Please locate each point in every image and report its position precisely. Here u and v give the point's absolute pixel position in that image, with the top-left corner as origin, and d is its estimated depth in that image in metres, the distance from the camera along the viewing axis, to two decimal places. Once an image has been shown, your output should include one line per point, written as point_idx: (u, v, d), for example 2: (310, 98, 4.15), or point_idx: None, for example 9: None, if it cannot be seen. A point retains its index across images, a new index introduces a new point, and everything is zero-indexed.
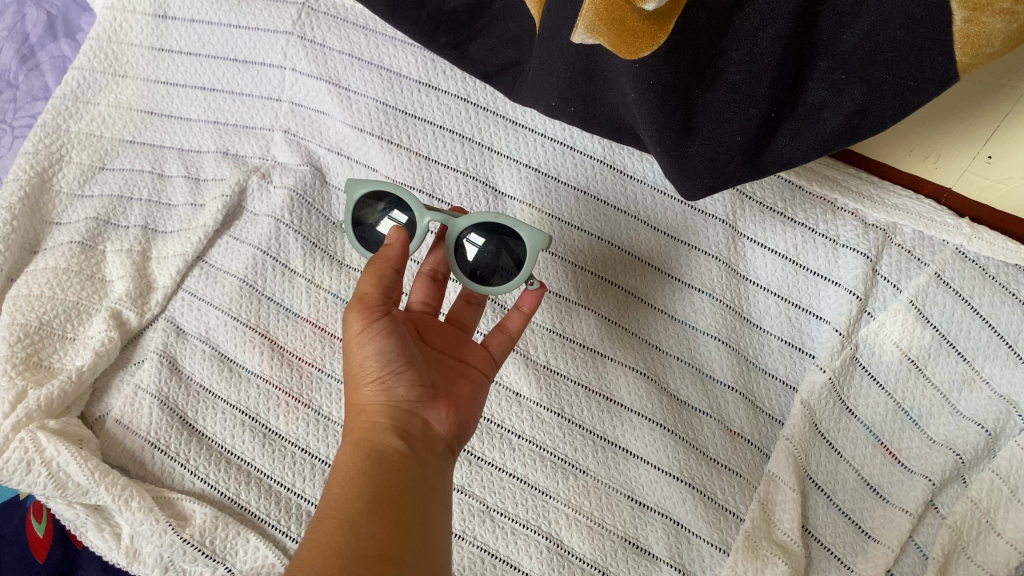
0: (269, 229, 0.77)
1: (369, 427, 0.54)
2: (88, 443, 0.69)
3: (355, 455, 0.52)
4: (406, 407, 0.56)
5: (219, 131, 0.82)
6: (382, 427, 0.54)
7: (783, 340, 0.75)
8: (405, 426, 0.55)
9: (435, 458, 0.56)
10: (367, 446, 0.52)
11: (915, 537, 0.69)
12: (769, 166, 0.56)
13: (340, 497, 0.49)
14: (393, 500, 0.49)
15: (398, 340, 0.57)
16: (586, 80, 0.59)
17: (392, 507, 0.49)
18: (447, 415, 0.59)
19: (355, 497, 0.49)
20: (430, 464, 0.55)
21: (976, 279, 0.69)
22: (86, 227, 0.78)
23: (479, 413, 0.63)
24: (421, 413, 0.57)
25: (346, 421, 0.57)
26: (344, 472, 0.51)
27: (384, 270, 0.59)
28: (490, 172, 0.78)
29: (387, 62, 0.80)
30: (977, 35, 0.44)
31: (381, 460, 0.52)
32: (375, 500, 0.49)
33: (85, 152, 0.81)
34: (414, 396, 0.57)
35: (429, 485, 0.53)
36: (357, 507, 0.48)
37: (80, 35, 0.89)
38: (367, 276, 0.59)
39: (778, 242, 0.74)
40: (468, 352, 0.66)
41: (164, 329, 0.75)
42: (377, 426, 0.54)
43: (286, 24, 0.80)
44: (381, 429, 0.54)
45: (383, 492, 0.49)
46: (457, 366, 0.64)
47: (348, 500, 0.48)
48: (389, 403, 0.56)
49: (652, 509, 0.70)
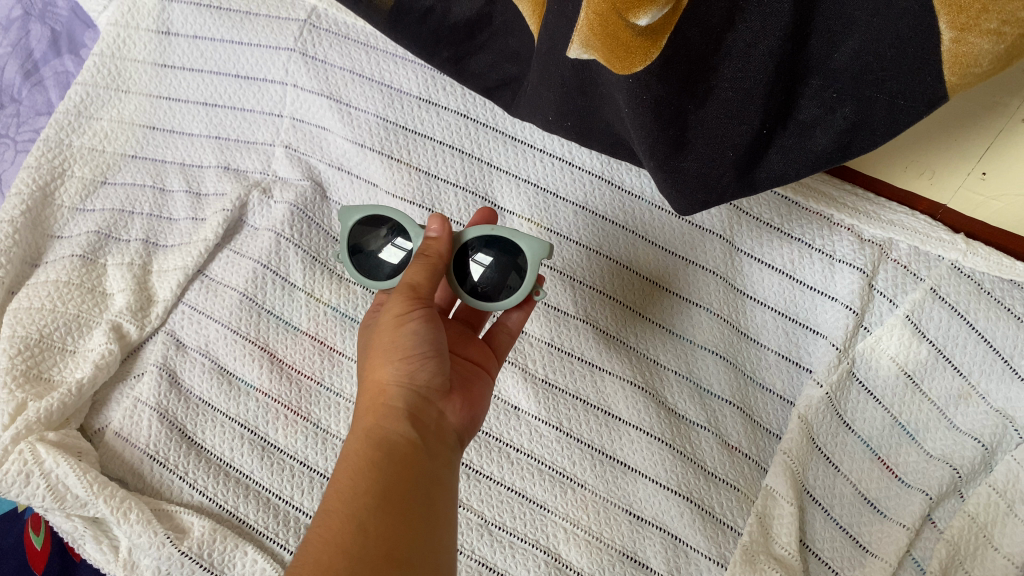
0: (269, 242, 0.78)
1: (384, 411, 0.53)
2: (87, 455, 0.69)
3: (367, 440, 0.51)
4: (424, 396, 0.56)
5: (221, 146, 0.83)
6: (396, 414, 0.53)
7: (780, 354, 0.75)
8: (420, 416, 0.55)
9: (444, 450, 0.55)
10: (382, 433, 0.52)
11: (914, 552, 0.69)
12: (761, 183, 0.58)
13: (349, 489, 0.48)
14: (402, 495, 0.49)
15: (432, 331, 0.57)
16: (582, 95, 0.60)
17: (401, 502, 0.48)
18: (456, 411, 0.59)
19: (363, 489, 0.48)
20: (440, 457, 0.54)
21: (972, 293, 0.70)
22: (88, 240, 0.78)
23: (481, 415, 0.63)
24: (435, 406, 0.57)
25: (360, 397, 0.56)
26: (355, 458, 0.50)
27: (435, 264, 0.61)
28: (488, 187, 0.79)
29: (388, 78, 0.81)
30: (965, 55, 0.45)
31: (395, 448, 0.51)
32: (384, 495, 0.48)
33: (87, 166, 0.82)
34: (430, 386, 0.57)
35: (437, 478, 0.52)
36: (365, 500, 0.48)
37: (84, 51, 0.90)
38: (417, 266, 0.60)
39: (774, 257, 0.75)
40: (474, 349, 0.67)
41: (164, 343, 0.75)
42: (391, 409, 0.53)
43: (288, 41, 0.81)
44: (398, 417, 0.53)
45: (392, 488, 0.49)
46: (468, 365, 0.65)
47: (356, 494, 0.48)
48: (409, 390, 0.55)
49: (649, 523, 0.70)
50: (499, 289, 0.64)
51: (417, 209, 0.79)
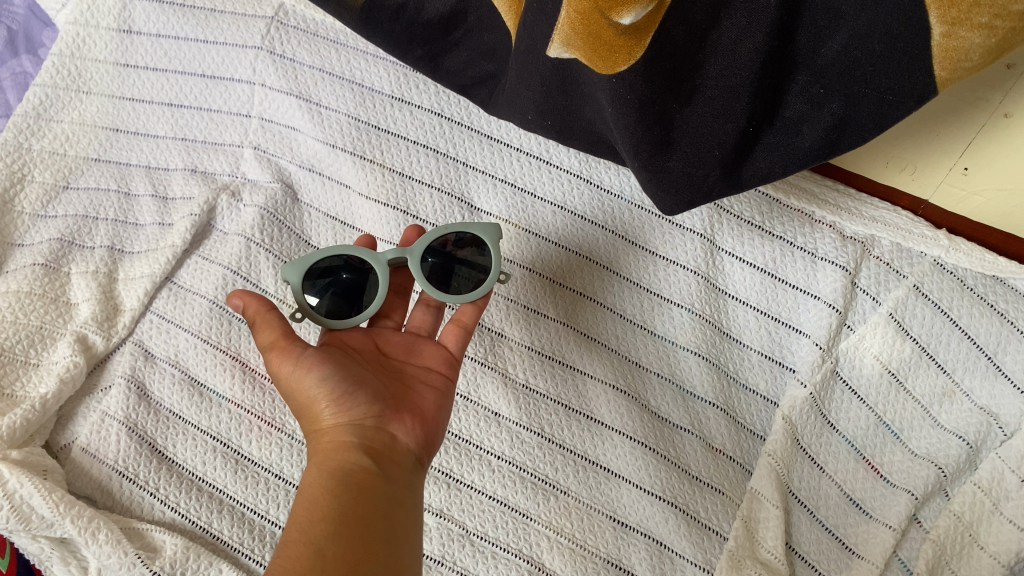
0: (239, 247, 0.76)
1: (333, 446, 0.52)
2: (53, 473, 0.66)
3: (320, 475, 0.51)
4: (373, 424, 0.55)
5: (187, 148, 0.80)
6: (346, 445, 0.52)
7: (763, 354, 0.74)
8: (371, 443, 0.54)
9: (403, 473, 0.54)
10: (332, 467, 0.51)
11: (900, 553, 0.68)
12: (747, 181, 0.57)
13: (306, 519, 0.47)
14: (361, 520, 0.48)
15: (336, 363, 0.55)
16: (561, 95, 0.59)
17: (359, 525, 0.47)
18: (413, 427, 0.57)
19: (317, 520, 0.47)
20: (401, 480, 0.53)
21: (955, 290, 0.70)
22: (50, 248, 0.75)
23: (447, 419, 0.61)
24: (388, 427, 0.55)
25: (310, 445, 0.55)
26: (310, 494, 0.49)
27: (270, 313, 0.57)
28: (465, 188, 0.77)
29: (359, 77, 0.79)
30: (955, 50, 0.45)
31: (347, 477, 0.50)
32: (341, 520, 0.47)
33: (48, 171, 0.78)
34: (377, 412, 0.55)
35: (397, 501, 0.51)
36: (322, 529, 0.47)
37: (42, 51, 0.86)
38: (263, 329, 0.56)
39: (756, 256, 0.74)
40: (431, 355, 0.64)
41: (131, 354, 0.72)
42: (337, 445, 0.52)
43: (255, 39, 0.79)
44: (345, 449, 0.52)
45: (350, 513, 0.48)
46: (427, 373, 0.62)
47: (312, 523, 0.47)
48: (348, 423, 0.54)
49: (634, 529, 0.69)
50: (465, 283, 0.65)
51: (392, 210, 0.76)
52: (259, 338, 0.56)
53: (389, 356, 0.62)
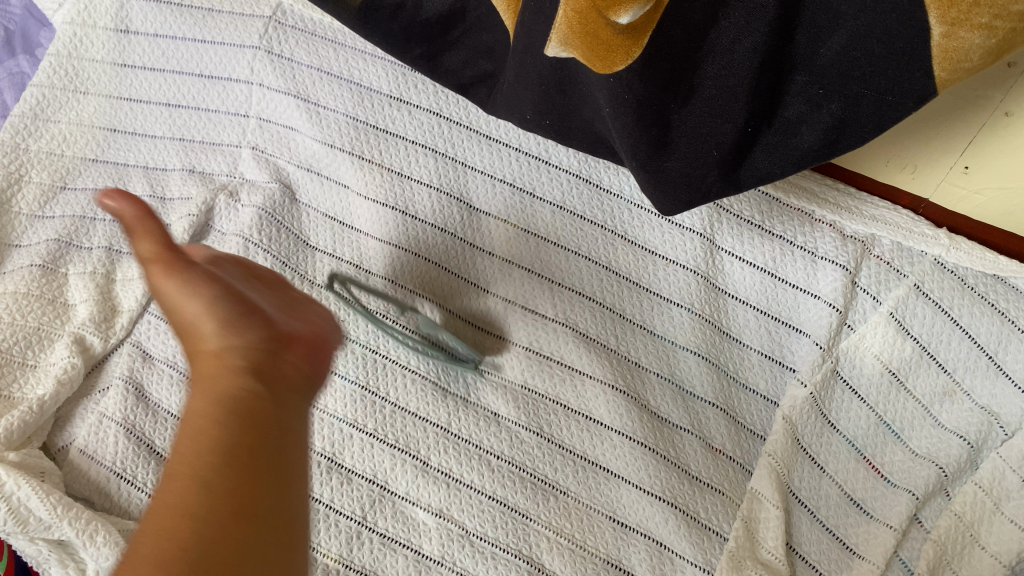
0: (237, 248, 0.75)
1: (215, 371, 0.39)
2: (51, 475, 0.66)
3: (206, 403, 0.37)
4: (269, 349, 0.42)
5: (185, 148, 0.80)
6: (230, 369, 0.39)
7: (763, 353, 0.74)
8: (269, 371, 0.40)
9: (299, 400, 0.42)
10: (210, 391, 0.38)
11: (900, 553, 0.68)
12: (746, 181, 0.57)
13: (198, 444, 0.36)
14: (252, 447, 0.37)
15: (223, 288, 0.44)
16: (560, 93, 0.58)
17: (251, 465, 0.36)
18: (309, 361, 0.44)
19: (193, 460, 0.35)
20: (294, 407, 0.41)
21: (956, 290, 0.69)
22: (47, 249, 0.75)
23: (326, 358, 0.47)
24: (283, 360, 0.42)
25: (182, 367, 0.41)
26: (193, 422, 0.37)
27: (155, 219, 0.45)
28: (463, 188, 0.77)
29: (357, 76, 0.78)
30: (955, 50, 0.45)
31: (229, 405, 0.37)
32: (228, 439, 0.36)
33: (46, 171, 0.78)
34: (270, 340, 0.42)
35: (290, 430, 0.39)
36: (211, 451, 0.35)
37: (39, 51, 0.87)
38: (145, 237, 0.44)
39: (756, 255, 0.73)
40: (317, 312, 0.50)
41: (130, 355, 0.72)
42: (219, 367, 0.39)
43: (253, 39, 0.78)
44: (234, 373, 0.39)
45: (234, 435, 0.36)
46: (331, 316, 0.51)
47: (194, 461, 0.35)
48: (233, 346, 0.40)
49: (633, 530, 0.68)
50: None
51: (391, 212, 0.76)
52: (136, 249, 0.45)
53: (266, 288, 0.49)
